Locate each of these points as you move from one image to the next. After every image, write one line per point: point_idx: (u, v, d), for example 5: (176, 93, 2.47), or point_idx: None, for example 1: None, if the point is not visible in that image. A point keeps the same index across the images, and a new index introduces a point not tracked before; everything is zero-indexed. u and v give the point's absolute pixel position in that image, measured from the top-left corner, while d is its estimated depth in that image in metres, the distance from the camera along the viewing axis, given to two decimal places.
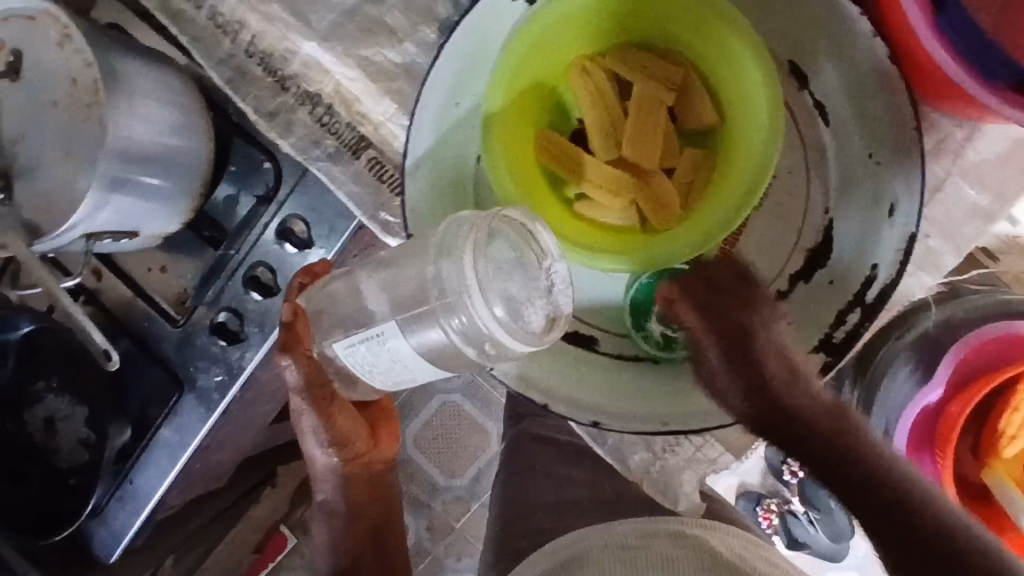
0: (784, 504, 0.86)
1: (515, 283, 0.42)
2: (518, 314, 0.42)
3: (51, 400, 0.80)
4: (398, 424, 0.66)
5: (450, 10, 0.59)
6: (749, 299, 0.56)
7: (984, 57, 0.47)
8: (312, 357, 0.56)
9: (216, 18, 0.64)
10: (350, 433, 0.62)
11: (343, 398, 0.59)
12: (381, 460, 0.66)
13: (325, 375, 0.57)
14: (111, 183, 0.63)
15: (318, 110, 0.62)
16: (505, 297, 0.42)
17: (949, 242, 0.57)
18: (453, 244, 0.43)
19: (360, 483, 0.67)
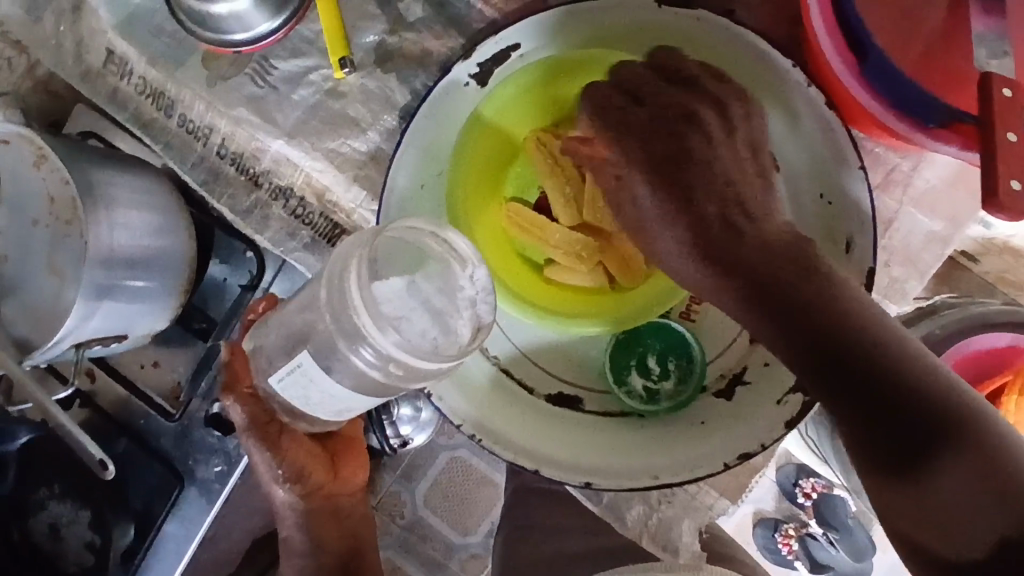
0: (803, 527, 0.86)
1: (419, 299, 0.42)
2: (425, 330, 0.41)
3: (54, 507, 0.80)
4: (362, 452, 0.64)
5: (409, 97, 0.62)
6: (686, 150, 0.53)
7: (912, 102, 0.49)
8: (254, 392, 0.56)
9: (187, 125, 0.66)
10: (307, 467, 0.59)
11: (292, 429, 0.57)
12: (345, 492, 0.64)
13: (271, 409, 0.56)
14: (98, 291, 0.64)
15: (291, 203, 0.65)
16: (405, 314, 0.41)
17: (911, 269, 0.59)
18: (342, 272, 0.43)
19: (331, 523, 0.64)
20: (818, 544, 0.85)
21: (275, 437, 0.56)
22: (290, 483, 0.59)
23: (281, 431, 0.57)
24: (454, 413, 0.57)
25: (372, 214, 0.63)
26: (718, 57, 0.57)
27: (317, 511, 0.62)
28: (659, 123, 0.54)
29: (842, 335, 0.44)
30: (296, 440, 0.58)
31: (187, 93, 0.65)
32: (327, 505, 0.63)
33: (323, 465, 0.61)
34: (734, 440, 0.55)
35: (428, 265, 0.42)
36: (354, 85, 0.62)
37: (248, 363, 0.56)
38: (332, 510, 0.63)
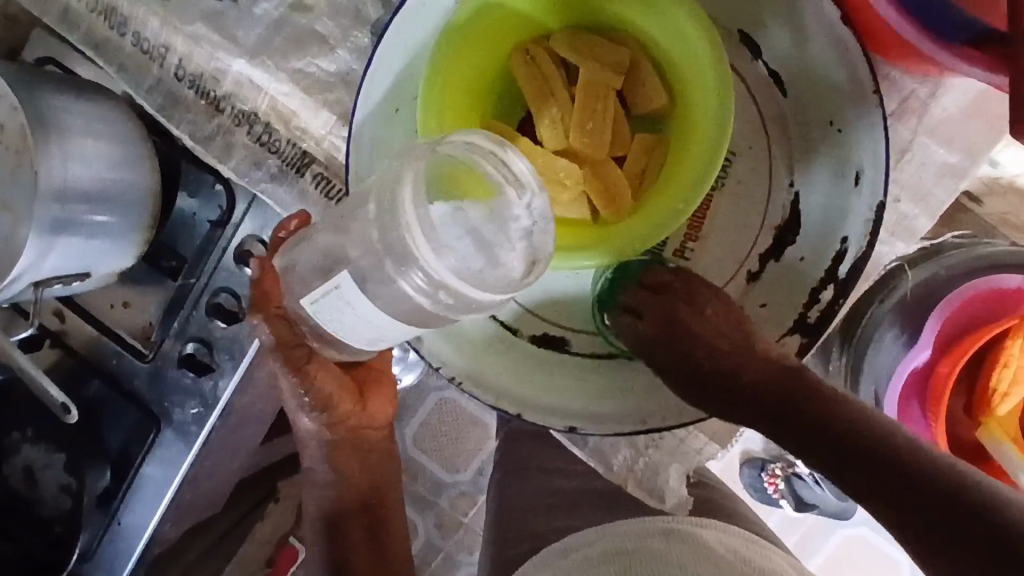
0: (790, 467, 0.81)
1: (471, 228, 0.39)
2: (476, 261, 0.39)
3: (27, 451, 0.79)
4: (388, 386, 0.63)
5: (381, 11, 0.56)
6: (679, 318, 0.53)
7: (939, 14, 0.44)
8: (284, 316, 0.55)
9: (142, 43, 0.61)
10: (334, 397, 0.58)
11: (322, 356, 0.56)
12: (370, 424, 0.63)
13: (301, 333, 0.54)
14: (54, 226, 0.61)
15: (256, 129, 0.59)
16: (457, 244, 0.39)
17: (921, 206, 0.55)
18: (395, 187, 0.41)
19: (352, 455, 0.63)
20: (806, 485, 0.82)
21: (302, 366, 0.55)
22: (316, 411, 0.59)
23: (309, 359, 0.55)
24: (434, 355, 0.55)
25: (344, 142, 0.58)
26: None
27: (338, 443, 0.62)
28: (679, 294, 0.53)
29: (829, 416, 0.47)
30: (325, 369, 0.56)
31: (139, 9, 0.60)
32: (347, 437, 0.62)
33: (349, 395, 0.60)
34: None
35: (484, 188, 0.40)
36: None
37: (280, 285, 0.54)
38: (355, 442, 0.63)
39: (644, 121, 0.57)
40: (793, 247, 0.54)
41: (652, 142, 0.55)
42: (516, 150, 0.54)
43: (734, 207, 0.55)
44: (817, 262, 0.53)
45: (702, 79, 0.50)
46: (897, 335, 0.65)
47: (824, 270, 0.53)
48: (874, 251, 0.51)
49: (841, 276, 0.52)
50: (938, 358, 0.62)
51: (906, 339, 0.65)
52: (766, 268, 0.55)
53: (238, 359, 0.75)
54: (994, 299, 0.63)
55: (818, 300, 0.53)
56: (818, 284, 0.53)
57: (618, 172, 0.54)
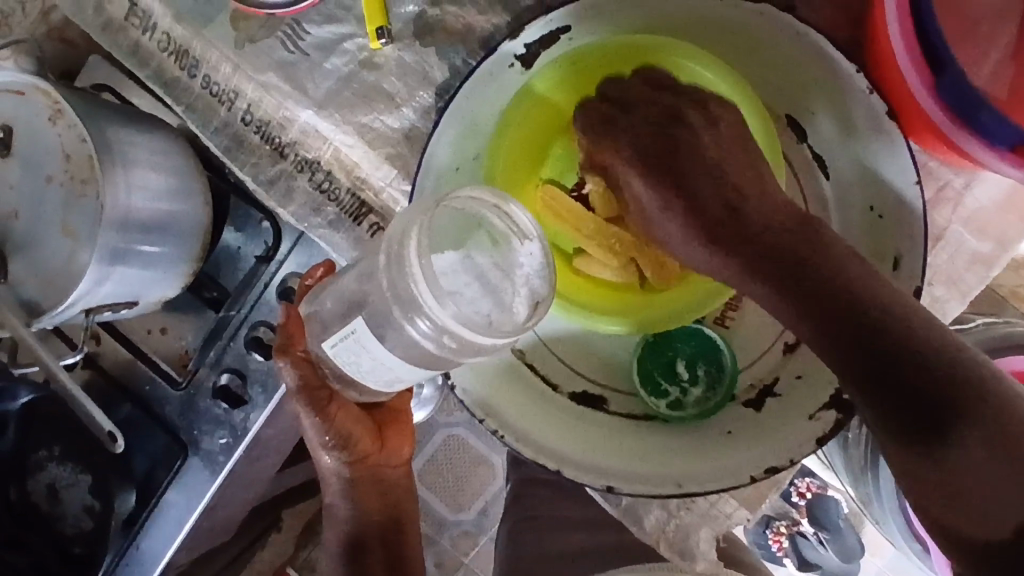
0: (794, 525, 0.91)
1: (478, 275, 0.40)
2: (481, 306, 0.40)
3: (54, 469, 0.79)
4: (407, 425, 0.63)
5: (447, 74, 0.59)
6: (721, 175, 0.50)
7: (989, 121, 0.47)
8: (308, 357, 0.56)
9: (211, 86, 0.63)
10: (355, 435, 0.58)
11: (341, 395, 0.56)
12: (390, 464, 0.62)
13: (322, 373, 0.56)
14: (112, 255, 0.62)
15: (318, 177, 0.63)
16: (464, 292, 0.40)
17: (953, 290, 0.57)
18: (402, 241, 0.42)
19: (374, 495, 0.62)
20: (808, 543, 0.91)
21: (324, 404, 0.55)
22: (337, 449, 0.58)
23: (330, 397, 0.56)
24: (477, 406, 0.56)
25: (402, 195, 0.61)
26: (780, 55, 0.54)
27: (360, 483, 0.61)
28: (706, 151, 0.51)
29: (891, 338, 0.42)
30: (344, 407, 0.57)
31: (213, 53, 0.62)
32: (368, 477, 0.61)
33: (368, 433, 0.60)
34: (758, 453, 0.54)
35: (488, 235, 0.41)
36: (390, 57, 0.60)
37: (304, 326, 0.56)
38: (376, 481, 0.62)
39: None
40: None
41: None
42: (569, 214, 0.57)
43: None
44: None
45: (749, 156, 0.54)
46: None
47: None
48: None
49: None
50: None
51: None
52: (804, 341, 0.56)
53: (271, 392, 0.76)
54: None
55: None
56: None
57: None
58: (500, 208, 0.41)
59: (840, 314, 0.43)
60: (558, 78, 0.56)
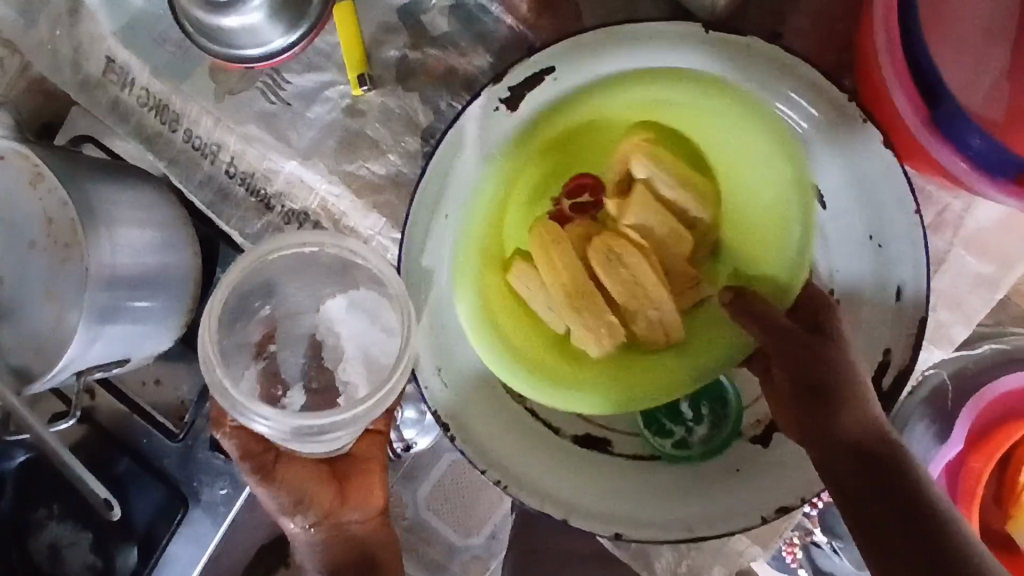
0: (807, 536, 0.68)
1: (365, 319, 0.48)
2: (380, 343, 0.47)
3: (55, 527, 0.77)
4: (372, 474, 0.59)
5: (431, 118, 0.58)
6: (818, 322, 0.49)
7: (989, 159, 0.47)
8: (245, 423, 0.55)
9: (193, 140, 0.63)
10: (308, 492, 0.56)
11: (287, 451, 0.56)
12: (357, 518, 0.58)
13: (263, 437, 0.55)
14: (102, 315, 0.60)
15: (305, 227, 0.61)
16: (359, 338, 0.48)
17: (958, 315, 0.56)
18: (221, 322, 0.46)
19: (346, 556, 0.57)
20: (823, 554, 0.69)
21: (269, 467, 0.55)
22: (297, 513, 0.56)
23: (277, 459, 0.56)
24: (480, 456, 0.56)
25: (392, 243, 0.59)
26: (784, 93, 0.53)
27: (328, 543, 0.57)
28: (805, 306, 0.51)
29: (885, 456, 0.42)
30: (291, 463, 0.56)
31: (193, 107, 0.62)
32: (338, 538, 0.57)
33: (325, 487, 0.57)
34: (769, 494, 0.53)
35: (358, 277, 0.48)
36: (372, 103, 0.59)
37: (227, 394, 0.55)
38: (346, 539, 0.58)
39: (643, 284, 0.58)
40: None
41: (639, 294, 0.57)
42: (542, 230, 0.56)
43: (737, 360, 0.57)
44: None
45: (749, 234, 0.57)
46: (928, 426, 0.64)
47: (868, 382, 0.53)
48: (918, 362, 0.52)
49: (886, 387, 0.52)
50: (966, 453, 0.60)
51: (937, 432, 0.63)
52: None
53: None
54: (1014, 399, 0.62)
55: None
56: None
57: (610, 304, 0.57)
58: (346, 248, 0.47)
59: (825, 399, 0.45)
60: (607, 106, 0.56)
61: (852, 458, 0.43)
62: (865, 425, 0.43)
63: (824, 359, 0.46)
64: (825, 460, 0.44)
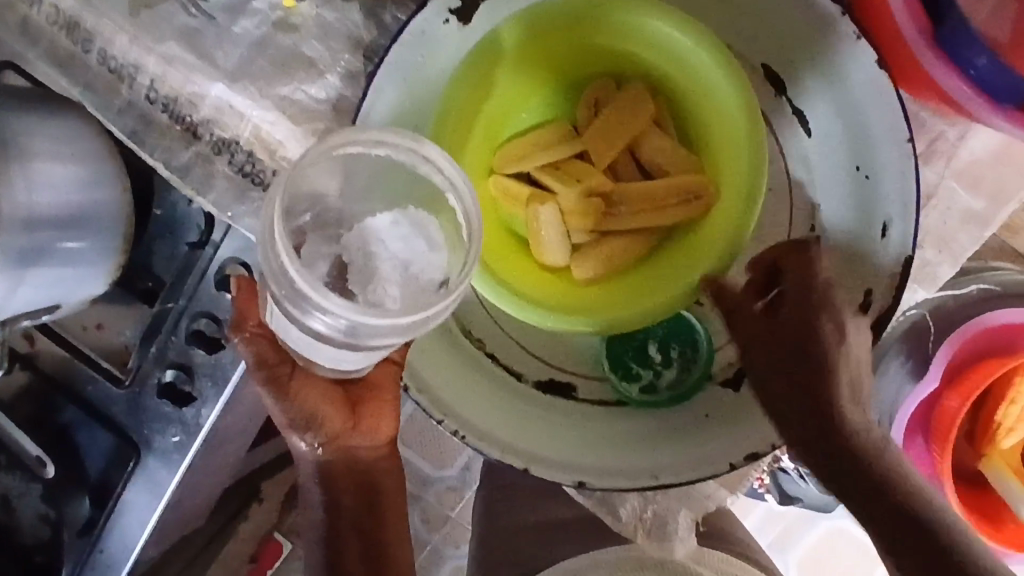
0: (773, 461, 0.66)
1: (415, 236, 0.40)
2: (429, 259, 0.40)
3: (2, 477, 0.75)
4: (387, 402, 0.52)
5: (376, 34, 0.52)
6: (815, 342, 0.43)
7: (992, 82, 0.43)
8: (265, 327, 0.49)
9: (109, 62, 0.55)
10: (320, 412, 0.49)
11: (304, 367, 0.49)
12: (366, 446, 0.52)
13: (283, 348, 0.49)
14: (24, 257, 0.56)
15: (239, 159, 0.54)
16: (401, 254, 0.40)
17: (945, 252, 0.53)
18: (270, 225, 0.37)
19: (348, 481, 0.51)
20: (789, 478, 0.67)
21: (283, 381, 0.48)
22: (305, 431, 0.50)
23: (293, 375, 0.49)
24: (434, 405, 0.52)
25: None
26: (764, 3, 0.48)
27: (333, 468, 0.51)
28: (797, 303, 0.44)
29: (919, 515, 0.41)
30: (308, 379, 0.49)
31: (104, 22, 0.54)
32: (344, 463, 0.51)
33: (337, 410, 0.50)
34: (740, 439, 0.51)
35: (410, 188, 0.41)
36: (307, 16, 0.52)
37: (253, 295, 0.49)
38: (354, 466, 0.52)
39: (612, 203, 0.51)
40: None
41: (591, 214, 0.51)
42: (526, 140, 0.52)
43: None
44: None
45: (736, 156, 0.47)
46: (902, 364, 0.62)
47: None
48: (900, 304, 0.48)
49: (865, 330, 0.49)
50: (944, 392, 0.58)
51: (912, 369, 0.61)
52: None
53: (221, 385, 0.70)
54: (996, 336, 0.59)
55: None
56: None
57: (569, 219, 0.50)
58: (417, 156, 0.40)
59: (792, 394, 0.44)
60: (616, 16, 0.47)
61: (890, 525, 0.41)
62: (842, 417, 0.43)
63: (824, 404, 0.43)
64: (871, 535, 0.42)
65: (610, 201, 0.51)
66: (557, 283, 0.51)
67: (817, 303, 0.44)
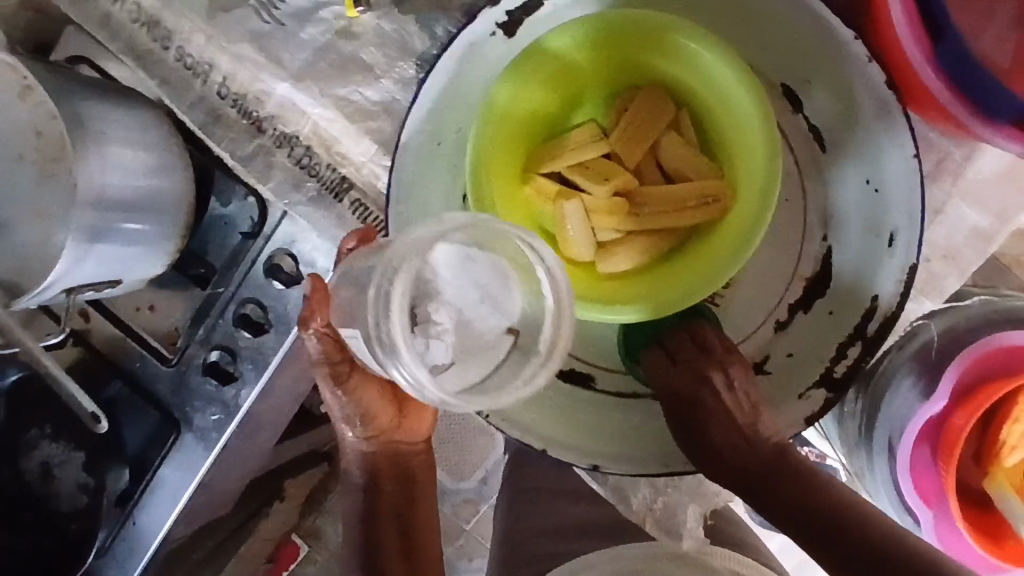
0: None
1: (492, 305, 0.41)
2: (499, 334, 0.42)
3: (47, 447, 0.75)
4: (426, 401, 0.60)
5: (427, 43, 0.57)
6: (702, 400, 0.52)
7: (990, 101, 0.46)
8: (334, 331, 0.51)
9: (185, 59, 0.61)
10: (372, 410, 0.57)
11: (363, 368, 0.54)
12: (406, 439, 0.61)
13: (347, 350, 0.52)
14: (92, 235, 0.60)
15: (297, 151, 0.61)
16: (461, 300, 0.41)
17: (953, 266, 0.55)
18: (389, 288, 0.41)
19: (391, 469, 0.60)
20: None
21: (344, 379, 0.53)
22: (356, 424, 0.58)
23: (351, 372, 0.54)
24: None
25: (383, 170, 0.60)
26: (777, 23, 0.52)
27: (376, 457, 0.60)
28: (683, 367, 0.53)
29: (827, 522, 0.47)
30: (367, 380, 0.55)
31: (185, 24, 0.61)
32: (388, 454, 0.60)
33: (386, 406, 0.58)
34: None
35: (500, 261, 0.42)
36: (367, 25, 0.57)
37: (326, 298, 0.51)
38: (395, 456, 0.60)
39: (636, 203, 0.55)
40: (823, 299, 0.54)
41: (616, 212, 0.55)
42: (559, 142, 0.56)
43: (753, 288, 0.56)
44: (845, 319, 0.53)
45: (754, 160, 0.51)
46: (914, 382, 0.61)
47: (853, 328, 0.53)
48: (904, 310, 0.51)
49: (870, 333, 0.53)
50: (951, 409, 0.57)
51: (924, 389, 0.60)
52: (795, 317, 0.55)
53: (261, 368, 0.72)
54: (1008, 357, 0.58)
55: (845, 355, 0.53)
56: (847, 340, 0.53)
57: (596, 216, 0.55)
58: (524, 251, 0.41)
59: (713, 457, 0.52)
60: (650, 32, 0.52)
61: (809, 537, 0.48)
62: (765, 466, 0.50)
63: (713, 450, 0.51)
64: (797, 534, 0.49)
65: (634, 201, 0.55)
66: (582, 276, 0.55)
67: (696, 371, 0.53)
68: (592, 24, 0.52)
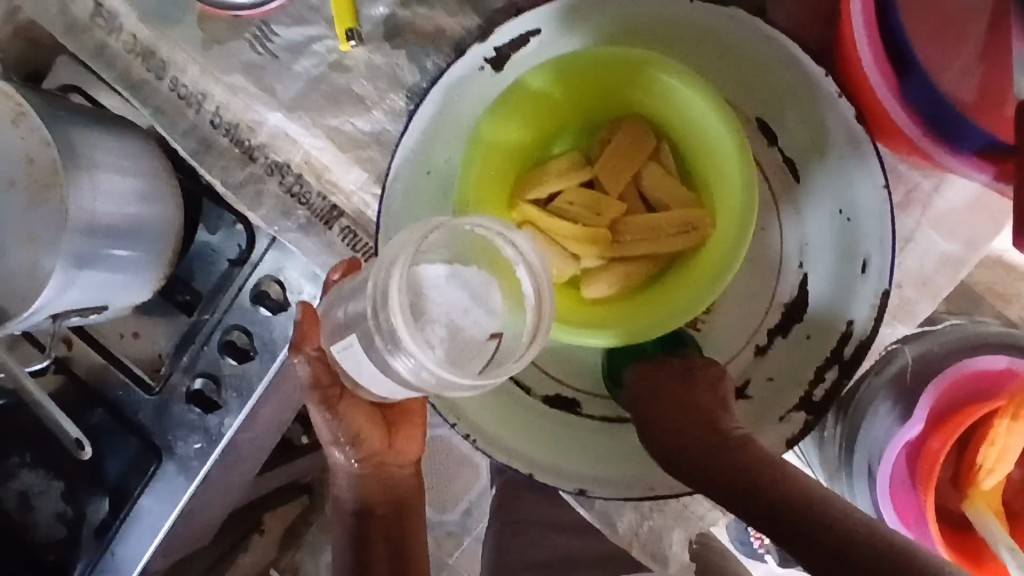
0: None
1: (476, 298, 0.43)
2: (489, 325, 0.43)
3: (25, 476, 0.74)
4: (417, 423, 0.59)
5: (417, 77, 0.59)
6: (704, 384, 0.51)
7: (956, 133, 0.49)
8: (324, 354, 0.52)
9: (178, 88, 0.63)
10: (363, 431, 0.55)
11: (353, 392, 0.54)
12: (399, 463, 0.59)
13: (336, 372, 0.53)
14: (78, 260, 0.60)
15: (288, 180, 0.62)
16: (455, 308, 0.43)
17: (923, 292, 0.58)
18: (385, 280, 0.42)
19: (381, 492, 0.58)
20: None
21: (335, 402, 0.53)
22: (347, 446, 0.56)
23: (342, 396, 0.53)
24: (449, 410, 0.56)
25: (373, 198, 0.61)
26: (752, 60, 0.55)
27: (367, 479, 0.58)
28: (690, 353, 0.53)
29: (757, 460, 0.43)
30: (355, 403, 0.54)
31: (180, 55, 0.62)
32: (378, 477, 0.58)
33: (377, 430, 0.57)
34: None
35: (480, 258, 0.43)
36: (359, 59, 0.59)
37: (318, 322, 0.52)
38: (385, 479, 0.59)
39: (620, 230, 0.57)
40: (800, 325, 0.56)
41: (601, 237, 0.56)
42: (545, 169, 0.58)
43: (736, 313, 0.58)
44: (822, 344, 0.55)
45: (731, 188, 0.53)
46: (891, 407, 0.61)
47: (830, 352, 0.55)
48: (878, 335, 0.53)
49: (846, 357, 0.54)
50: (927, 433, 0.58)
51: (900, 413, 0.60)
52: (773, 343, 0.57)
53: (245, 396, 0.72)
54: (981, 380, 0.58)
55: (823, 379, 0.55)
56: (824, 364, 0.55)
57: (583, 241, 0.56)
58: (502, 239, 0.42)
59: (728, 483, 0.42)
60: (629, 68, 0.54)
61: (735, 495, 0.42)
62: (774, 485, 0.41)
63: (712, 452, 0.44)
64: (644, 377, 0.51)
65: (618, 228, 0.57)
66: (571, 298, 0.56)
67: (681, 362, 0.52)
68: (575, 60, 0.54)
